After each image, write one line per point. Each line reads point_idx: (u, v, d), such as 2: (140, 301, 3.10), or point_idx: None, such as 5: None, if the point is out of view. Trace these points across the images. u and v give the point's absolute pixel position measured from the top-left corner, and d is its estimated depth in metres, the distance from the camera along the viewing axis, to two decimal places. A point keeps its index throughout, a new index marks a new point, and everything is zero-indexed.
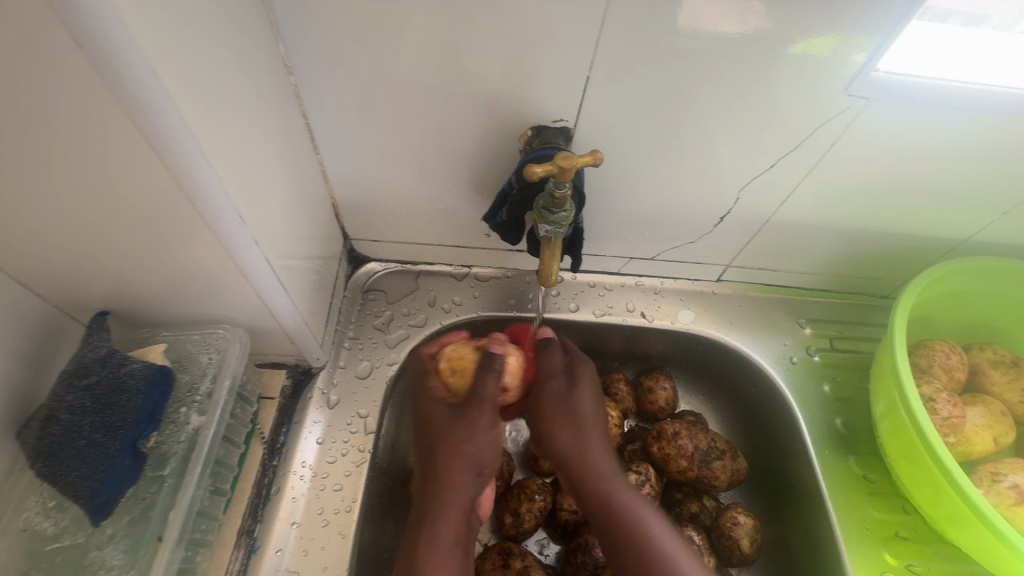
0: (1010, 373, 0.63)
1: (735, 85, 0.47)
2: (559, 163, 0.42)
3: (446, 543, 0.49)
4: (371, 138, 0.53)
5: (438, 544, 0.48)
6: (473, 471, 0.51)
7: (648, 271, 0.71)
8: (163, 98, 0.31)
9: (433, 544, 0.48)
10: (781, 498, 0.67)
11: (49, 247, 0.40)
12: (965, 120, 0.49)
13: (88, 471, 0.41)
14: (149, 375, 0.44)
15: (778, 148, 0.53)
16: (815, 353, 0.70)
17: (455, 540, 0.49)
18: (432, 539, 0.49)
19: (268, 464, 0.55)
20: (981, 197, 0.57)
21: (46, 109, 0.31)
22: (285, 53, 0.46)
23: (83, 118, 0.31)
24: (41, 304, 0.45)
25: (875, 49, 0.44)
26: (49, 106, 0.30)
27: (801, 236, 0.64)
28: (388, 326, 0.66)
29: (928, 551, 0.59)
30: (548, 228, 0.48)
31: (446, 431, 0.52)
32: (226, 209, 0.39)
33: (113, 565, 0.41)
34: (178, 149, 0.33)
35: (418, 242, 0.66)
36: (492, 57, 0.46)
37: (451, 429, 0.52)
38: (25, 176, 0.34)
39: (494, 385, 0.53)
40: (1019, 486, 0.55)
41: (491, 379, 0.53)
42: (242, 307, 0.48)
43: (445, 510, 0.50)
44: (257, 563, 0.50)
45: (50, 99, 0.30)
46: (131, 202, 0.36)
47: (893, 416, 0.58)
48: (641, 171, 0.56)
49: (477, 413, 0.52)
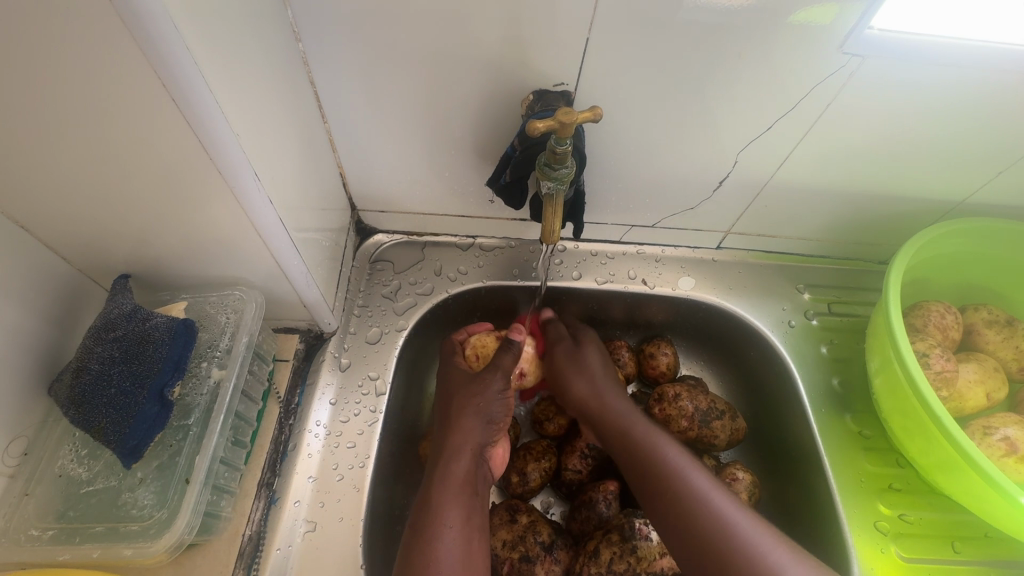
0: (1004, 332, 0.64)
1: (732, 46, 0.48)
2: (561, 118, 0.43)
3: (456, 480, 0.53)
4: (376, 105, 0.54)
5: (448, 483, 0.53)
6: (483, 420, 0.58)
7: (649, 240, 0.73)
8: (186, 53, 0.32)
9: (445, 483, 0.53)
10: (779, 456, 0.69)
11: (72, 207, 0.42)
12: (959, 78, 0.49)
13: (118, 418, 0.43)
14: (173, 329, 0.46)
15: (775, 111, 0.54)
16: (813, 317, 0.71)
17: (464, 480, 0.54)
18: (444, 475, 0.54)
19: (284, 423, 0.57)
20: (977, 157, 0.58)
21: (66, 57, 0.31)
22: (292, 19, 0.47)
23: (103, 68, 0.32)
24: (65, 267, 0.47)
25: (866, 9, 0.45)
26: (69, 55, 0.31)
27: (799, 200, 0.65)
28: (396, 294, 0.68)
29: (921, 501, 0.61)
30: (550, 184, 0.50)
31: (464, 390, 0.59)
32: (244, 168, 0.40)
33: (145, 505, 0.44)
34: (195, 102, 0.34)
35: (423, 212, 0.68)
36: (493, 19, 0.46)
37: (468, 389, 0.59)
38: (47, 129, 0.35)
39: (510, 362, 0.61)
40: (1010, 438, 0.57)
41: (508, 356, 0.61)
42: (256, 269, 0.49)
43: (455, 454, 0.55)
44: (276, 513, 0.52)
45: (71, 47, 0.31)
46: (156, 160, 0.38)
47: (888, 372, 0.60)
48: (641, 136, 0.57)
49: (490, 376, 0.59)
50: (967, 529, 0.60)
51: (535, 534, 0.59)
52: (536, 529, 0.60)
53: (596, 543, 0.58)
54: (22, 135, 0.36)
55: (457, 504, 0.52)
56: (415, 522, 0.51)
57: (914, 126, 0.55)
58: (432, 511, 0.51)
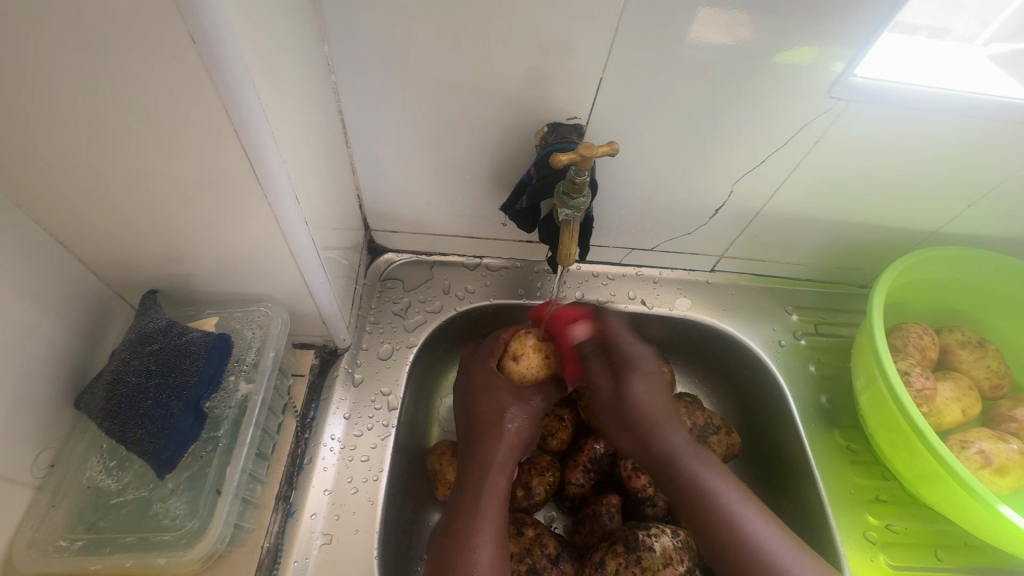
0: (976, 352, 0.69)
1: (732, 88, 0.52)
2: (582, 151, 0.47)
3: (493, 492, 0.58)
4: (399, 132, 0.57)
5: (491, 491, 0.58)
6: (515, 442, 0.61)
7: (647, 262, 0.76)
8: (251, 89, 0.35)
9: (479, 494, 0.57)
10: (772, 469, 0.72)
11: (113, 223, 0.43)
12: (934, 121, 0.54)
13: (154, 429, 0.45)
14: (210, 342, 0.48)
15: (767, 148, 0.58)
16: (801, 337, 0.75)
17: (499, 492, 0.58)
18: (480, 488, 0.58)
19: (300, 436, 0.59)
20: (949, 192, 0.63)
21: (130, 85, 0.34)
22: (328, 53, 0.50)
23: (165, 95, 0.34)
24: (94, 282, 0.49)
25: (852, 58, 0.50)
26: (136, 83, 0.33)
27: (789, 228, 0.70)
28: (406, 311, 0.70)
29: (906, 512, 0.65)
30: (567, 212, 0.53)
31: (495, 411, 0.62)
32: (286, 192, 0.42)
33: (177, 514, 0.45)
34: (253, 133, 0.37)
35: (434, 233, 0.71)
36: (516, 60, 0.50)
37: (500, 410, 0.63)
38: (101, 147, 0.37)
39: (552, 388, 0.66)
40: (985, 451, 0.61)
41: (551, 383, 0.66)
42: (283, 286, 0.51)
43: (490, 469, 0.59)
44: (294, 526, 0.54)
45: (138, 76, 0.33)
46: (206, 184, 0.40)
47: (872, 389, 0.64)
48: (646, 167, 0.61)
49: (525, 401, 0.64)
50: (949, 538, 0.64)
51: (542, 546, 0.61)
52: (542, 541, 0.61)
53: (601, 555, 0.60)
54: (74, 154, 0.38)
55: (495, 512, 0.57)
56: (452, 526, 0.56)
57: (893, 164, 0.60)
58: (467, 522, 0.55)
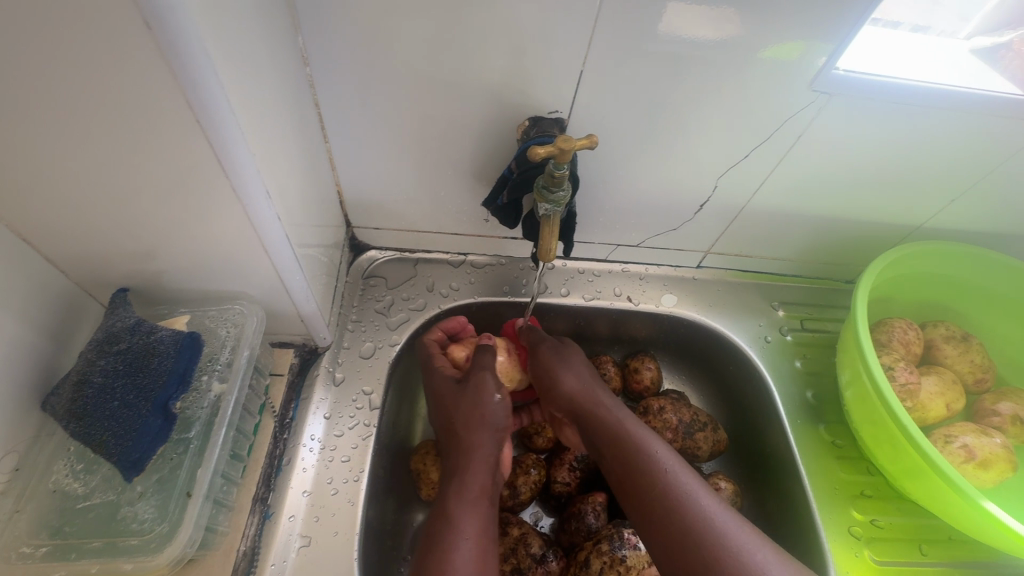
0: (960, 346, 0.69)
1: (714, 81, 0.52)
2: (560, 145, 0.46)
3: (475, 491, 0.52)
4: (377, 127, 0.56)
5: (467, 492, 0.52)
6: (490, 429, 0.55)
7: (633, 259, 0.76)
8: (213, 77, 0.33)
9: (462, 492, 0.52)
10: (758, 466, 0.72)
11: (78, 221, 0.42)
12: (916, 114, 0.54)
13: (121, 431, 0.44)
14: (179, 341, 0.48)
15: (748, 142, 0.58)
16: (787, 333, 0.75)
17: (482, 490, 0.52)
18: (462, 487, 0.52)
19: (279, 437, 0.58)
20: (932, 185, 0.63)
21: (85, 73, 0.32)
22: (302, 45, 0.49)
23: (122, 84, 0.33)
24: (62, 281, 0.48)
25: (833, 52, 0.49)
26: (90, 75, 0.32)
27: (773, 223, 0.69)
28: (389, 309, 0.69)
29: (890, 507, 0.65)
30: (548, 206, 0.52)
31: (464, 401, 0.57)
32: (256, 186, 0.41)
33: (145, 518, 0.44)
34: (218, 123, 0.36)
35: (417, 230, 0.70)
36: (496, 52, 0.49)
37: (465, 398, 0.57)
38: (54, 142, 0.36)
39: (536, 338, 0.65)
40: (968, 445, 0.61)
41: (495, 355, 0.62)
42: (260, 283, 0.50)
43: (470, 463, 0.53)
44: (271, 528, 0.53)
45: (92, 66, 0.32)
46: (171, 179, 0.39)
47: (857, 384, 0.64)
48: (629, 163, 0.60)
49: (481, 378, 0.58)
50: (934, 532, 0.64)
51: (526, 546, 0.60)
52: (526, 541, 0.60)
53: (586, 554, 0.59)
54: (28, 148, 0.36)
55: (475, 514, 0.51)
56: (431, 532, 0.50)
57: (875, 157, 0.59)
58: (449, 525, 0.49)
